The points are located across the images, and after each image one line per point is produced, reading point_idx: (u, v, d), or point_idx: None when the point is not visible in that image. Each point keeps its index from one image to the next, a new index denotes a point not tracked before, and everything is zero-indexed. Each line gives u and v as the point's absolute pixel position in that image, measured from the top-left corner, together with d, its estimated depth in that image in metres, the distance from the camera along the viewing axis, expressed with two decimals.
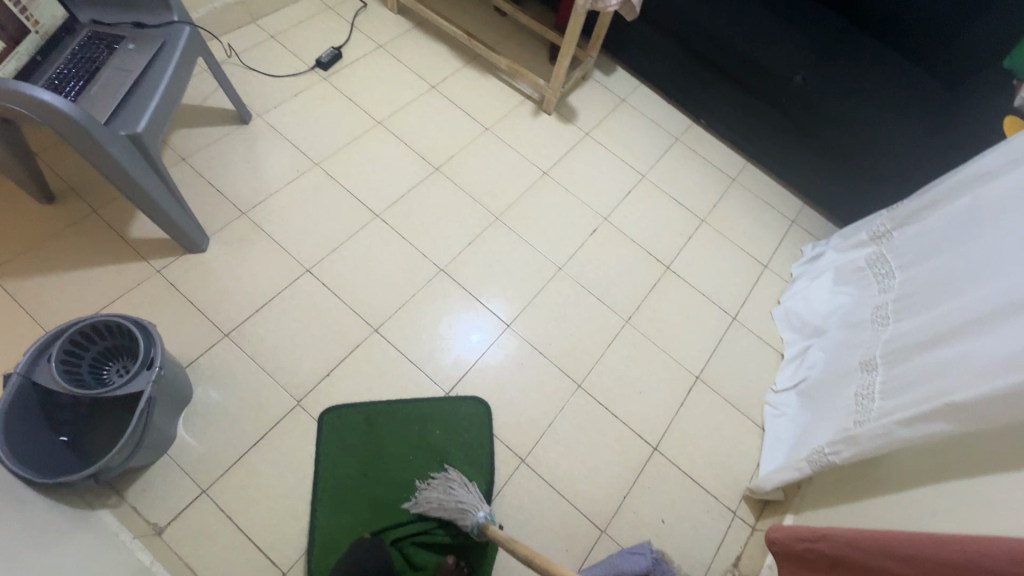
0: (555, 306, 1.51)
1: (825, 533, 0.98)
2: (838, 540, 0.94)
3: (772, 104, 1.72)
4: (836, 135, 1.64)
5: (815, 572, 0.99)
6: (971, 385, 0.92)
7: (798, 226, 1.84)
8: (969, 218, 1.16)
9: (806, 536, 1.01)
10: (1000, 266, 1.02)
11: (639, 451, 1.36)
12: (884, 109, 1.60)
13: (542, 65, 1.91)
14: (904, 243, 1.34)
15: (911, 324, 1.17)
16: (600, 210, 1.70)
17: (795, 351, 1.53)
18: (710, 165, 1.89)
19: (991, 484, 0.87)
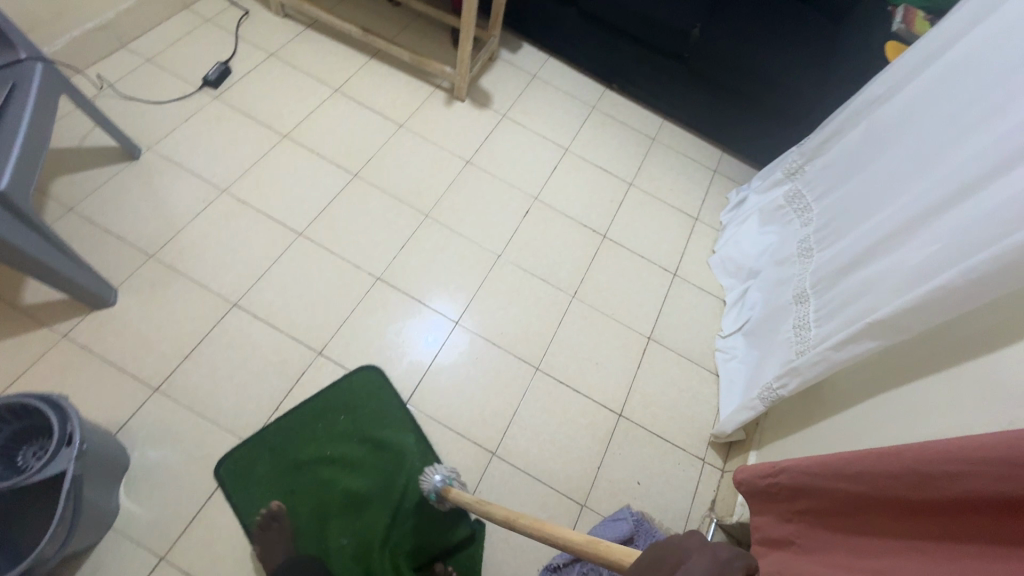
0: (499, 291, 1.49)
1: (785, 465, 0.93)
2: (800, 469, 0.89)
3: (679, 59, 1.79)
4: (739, 80, 1.69)
5: (779, 506, 0.95)
6: (888, 295, 1.01)
7: (721, 174, 1.89)
8: (868, 143, 1.32)
9: (766, 472, 0.96)
10: (898, 190, 1.16)
11: (605, 420, 1.37)
12: (778, 48, 1.66)
13: (445, 51, 1.87)
14: (816, 176, 1.49)
15: (834, 250, 1.28)
16: (529, 189, 1.69)
17: (734, 296, 1.61)
18: (630, 127, 1.91)
19: (921, 389, 0.92)
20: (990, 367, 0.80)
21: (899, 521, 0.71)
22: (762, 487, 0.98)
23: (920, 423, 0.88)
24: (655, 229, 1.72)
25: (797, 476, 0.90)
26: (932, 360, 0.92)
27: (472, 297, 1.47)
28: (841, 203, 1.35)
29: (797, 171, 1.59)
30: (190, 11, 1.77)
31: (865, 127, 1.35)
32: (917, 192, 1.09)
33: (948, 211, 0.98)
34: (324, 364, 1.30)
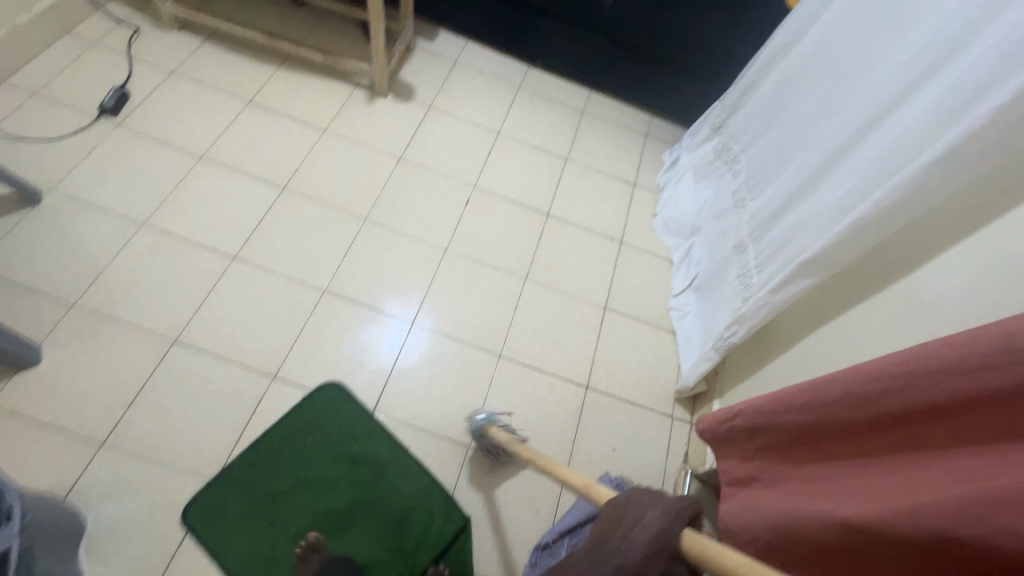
0: (452, 285, 1.48)
1: (739, 407, 0.96)
2: (751, 410, 0.93)
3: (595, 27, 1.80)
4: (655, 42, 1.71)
5: (739, 448, 0.99)
6: (818, 234, 1.06)
7: (653, 137, 1.92)
8: (782, 90, 1.37)
9: (722, 418, 1.01)
10: (815, 132, 1.21)
11: (574, 394, 1.39)
12: (688, 7, 1.69)
13: (359, 47, 1.80)
14: (740, 127, 1.54)
15: (765, 197, 1.33)
16: (467, 178, 1.66)
17: (680, 254, 1.65)
18: (558, 102, 1.91)
19: (855, 316, 0.97)
20: (915, 288, 0.85)
21: (845, 443, 0.76)
22: (723, 433, 1.02)
23: (858, 347, 0.94)
24: (597, 200, 1.74)
25: (751, 417, 0.93)
26: (864, 289, 0.97)
27: (426, 294, 1.45)
28: (766, 151, 1.40)
29: (722, 125, 1.63)
30: (75, 36, 1.63)
31: (779, 74, 1.39)
32: (831, 132, 1.13)
33: (861, 145, 1.03)
34: (281, 386, 1.26)
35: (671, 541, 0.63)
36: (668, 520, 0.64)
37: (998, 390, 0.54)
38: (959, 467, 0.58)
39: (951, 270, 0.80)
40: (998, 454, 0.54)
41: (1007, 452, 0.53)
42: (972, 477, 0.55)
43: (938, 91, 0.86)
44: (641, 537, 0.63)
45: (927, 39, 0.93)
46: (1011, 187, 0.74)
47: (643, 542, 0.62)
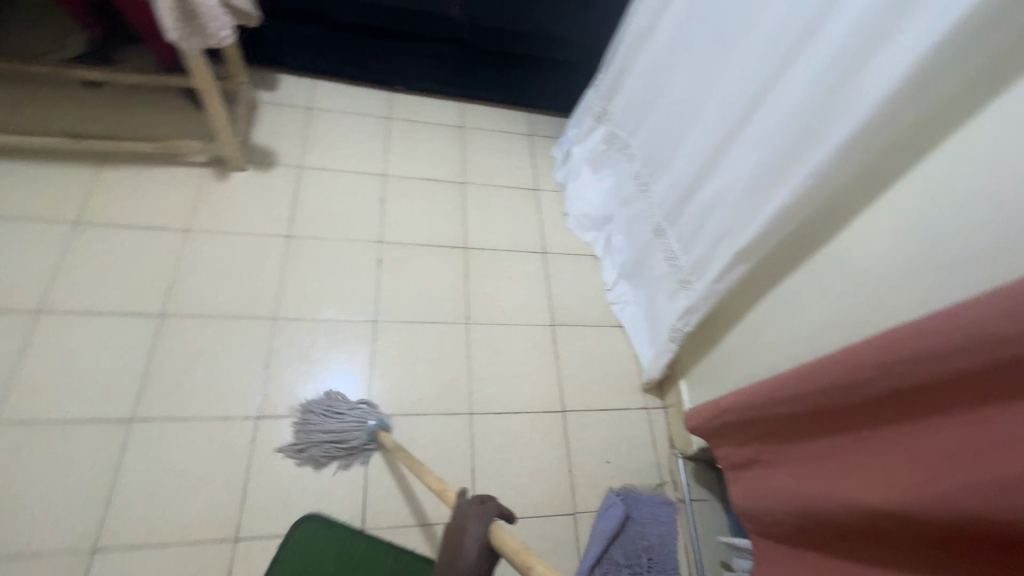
0: (395, 357, 1.36)
1: (731, 402, 1.02)
2: (742, 403, 0.98)
3: (450, 40, 1.71)
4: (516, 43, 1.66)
5: (736, 437, 1.04)
6: (739, 215, 1.11)
7: (537, 135, 1.90)
8: (655, 73, 1.41)
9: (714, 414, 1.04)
10: (701, 112, 1.25)
11: (555, 424, 1.37)
12: None
13: (193, 119, 1.54)
14: (622, 113, 1.56)
15: (670, 180, 1.37)
16: (369, 235, 1.52)
17: (601, 247, 1.68)
18: (434, 124, 1.81)
19: (795, 283, 1.04)
20: (844, 252, 0.92)
21: (838, 422, 0.81)
22: (717, 425, 1.06)
23: (807, 313, 1.00)
24: (507, 217, 1.69)
25: (744, 409, 0.98)
26: (794, 257, 1.04)
27: (365, 377, 1.32)
28: (655, 134, 1.43)
29: (604, 113, 1.65)
30: None
31: (647, 59, 1.43)
32: (718, 111, 1.18)
33: (752, 123, 1.08)
34: (249, 546, 1.08)
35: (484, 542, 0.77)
36: (481, 524, 0.79)
37: (980, 367, 0.60)
38: (957, 438, 0.63)
39: (871, 233, 0.87)
40: (992, 423, 0.60)
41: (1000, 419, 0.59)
42: (976, 450, 0.60)
43: (813, 69, 0.92)
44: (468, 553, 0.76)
45: (787, 19, 0.98)
46: (908, 153, 0.82)
47: (474, 550, 0.77)
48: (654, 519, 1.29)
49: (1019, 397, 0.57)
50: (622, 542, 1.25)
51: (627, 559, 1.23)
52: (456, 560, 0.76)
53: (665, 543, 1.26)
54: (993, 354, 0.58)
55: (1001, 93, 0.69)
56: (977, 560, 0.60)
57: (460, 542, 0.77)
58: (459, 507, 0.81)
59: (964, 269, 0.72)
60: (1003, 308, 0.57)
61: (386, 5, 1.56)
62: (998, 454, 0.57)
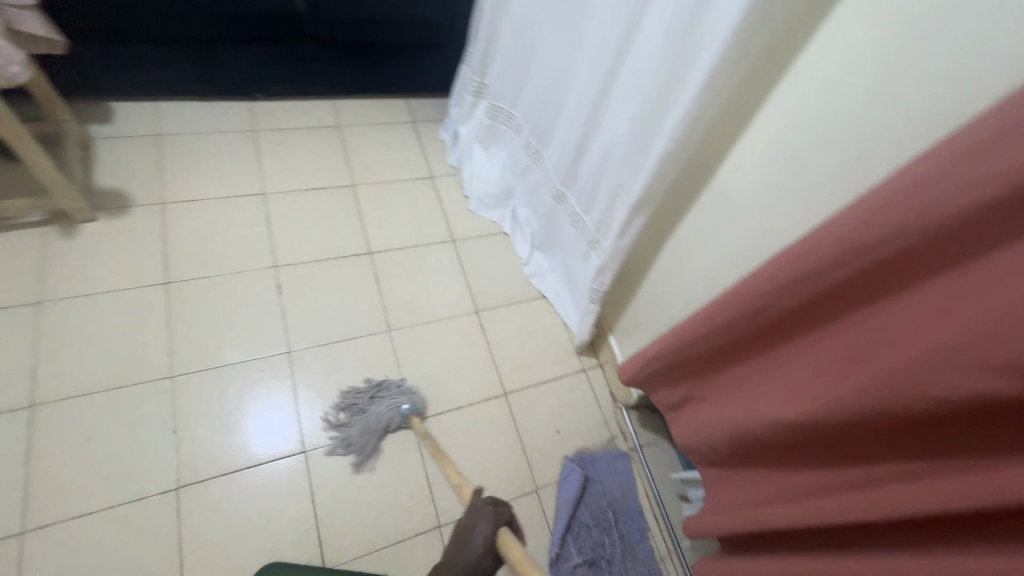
0: (320, 383, 1.28)
1: (652, 351, 1.02)
2: (663, 350, 0.99)
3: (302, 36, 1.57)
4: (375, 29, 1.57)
5: (664, 382, 1.06)
6: (628, 168, 1.12)
7: (421, 121, 1.82)
8: (524, 39, 1.38)
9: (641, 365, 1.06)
10: (575, 71, 1.25)
11: (500, 409, 1.36)
12: None
13: (13, 173, 1.32)
14: (500, 85, 1.52)
15: (559, 144, 1.36)
16: (261, 262, 1.40)
17: (508, 223, 1.66)
18: (308, 129, 1.68)
19: (691, 224, 1.08)
20: (726, 186, 0.97)
21: (751, 348, 0.85)
22: (646, 375, 1.07)
23: (706, 251, 1.05)
24: (408, 211, 1.62)
25: (665, 356, 0.99)
26: (685, 199, 1.07)
27: (314, 408, 1.25)
28: (535, 101, 1.42)
29: (482, 87, 1.60)
30: None
31: (513, 26, 1.39)
32: (590, 68, 1.18)
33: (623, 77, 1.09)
34: None
35: None
36: None
37: (859, 272, 0.64)
38: (852, 338, 0.69)
39: (746, 165, 0.91)
40: (880, 317, 0.65)
41: (883, 315, 0.65)
42: (871, 345, 0.66)
43: (665, 15, 0.93)
44: None
45: None
46: (763, 83, 0.85)
47: None
48: (611, 473, 1.33)
49: (895, 291, 0.63)
50: (587, 504, 1.28)
51: (595, 518, 1.27)
52: None
53: (625, 492, 1.31)
54: (868, 258, 0.62)
55: (830, 12, 0.73)
56: (893, 442, 0.66)
57: None
58: None
59: (830, 184, 0.78)
60: (866, 216, 0.60)
61: (219, 8, 1.40)
62: (891, 346, 0.63)
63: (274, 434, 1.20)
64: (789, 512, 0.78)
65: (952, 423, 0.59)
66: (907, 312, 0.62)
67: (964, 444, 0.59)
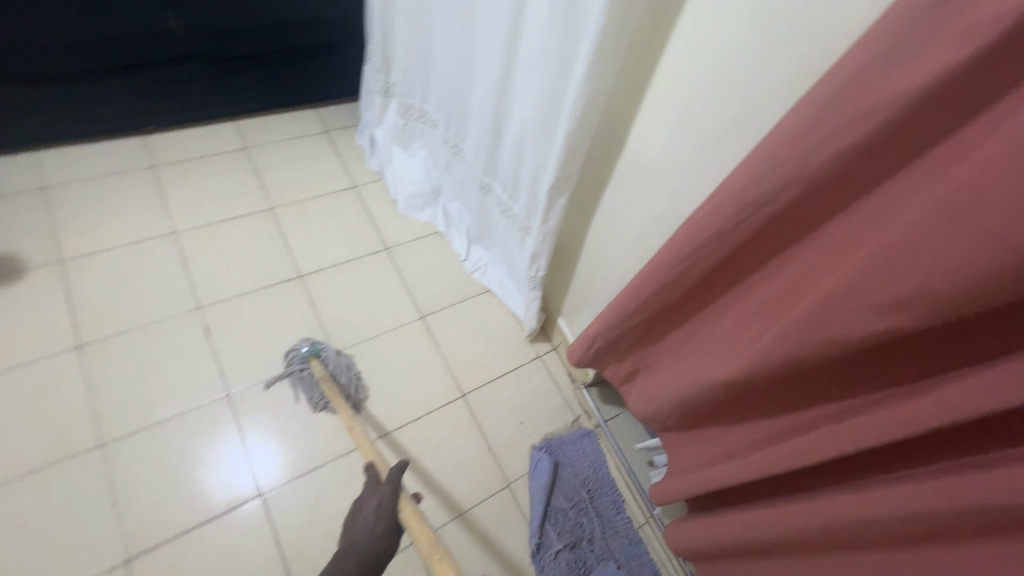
0: (268, 421, 1.22)
1: (594, 331, 0.96)
2: (603, 324, 0.93)
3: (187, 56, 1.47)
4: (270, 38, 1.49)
5: (609, 358, 1.01)
6: (542, 150, 1.10)
7: (334, 129, 1.75)
8: (420, 31, 1.32)
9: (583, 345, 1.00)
10: (475, 59, 1.21)
11: (460, 411, 1.34)
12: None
13: None
14: (405, 81, 1.46)
15: (474, 135, 1.32)
16: (182, 305, 1.32)
17: (441, 221, 1.61)
18: (213, 155, 1.58)
19: (613, 197, 1.07)
20: (638, 156, 0.96)
21: (680, 315, 0.83)
22: (590, 355, 1.02)
23: (631, 221, 1.05)
24: (334, 225, 1.55)
25: (607, 334, 0.95)
26: (603, 173, 1.07)
27: (268, 442, 1.20)
28: (443, 94, 1.37)
29: (389, 86, 1.53)
30: None
31: (406, 19, 1.33)
32: (488, 53, 1.14)
33: (521, 59, 1.06)
34: None
35: (383, 513, 0.82)
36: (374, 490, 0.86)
37: (760, 229, 0.63)
38: (768, 292, 0.68)
39: (652, 132, 0.91)
40: (786, 269, 0.65)
41: (790, 264, 0.65)
42: (785, 296, 0.66)
43: None
44: (368, 525, 0.81)
45: None
46: (652, 48, 0.84)
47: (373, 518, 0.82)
48: (580, 453, 1.34)
49: (796, 239, 0.63)
50: (561, 489, 1.28)
51: (570, 500, 1.27)
52: (358, 532, 0.81)
53: (597, 469, 1.32)
54: (764, 215, 0.61)
55: None
56: (821, 384, 0.67)
57: (363, 518, 0.82)
58: (369, 482, 0.88)
59: (729, 141, 0.78)
60: (752, 175, 0.58)
61: (87, 35, 1.27)
62: (802, 296, 0.63)
63: (244, 474, 1.16)
64: (738, 467, 0.79)
65: (871, 357, 0.60)
66: (812, 258, 0.62)
67: (882, 376, 0.60)
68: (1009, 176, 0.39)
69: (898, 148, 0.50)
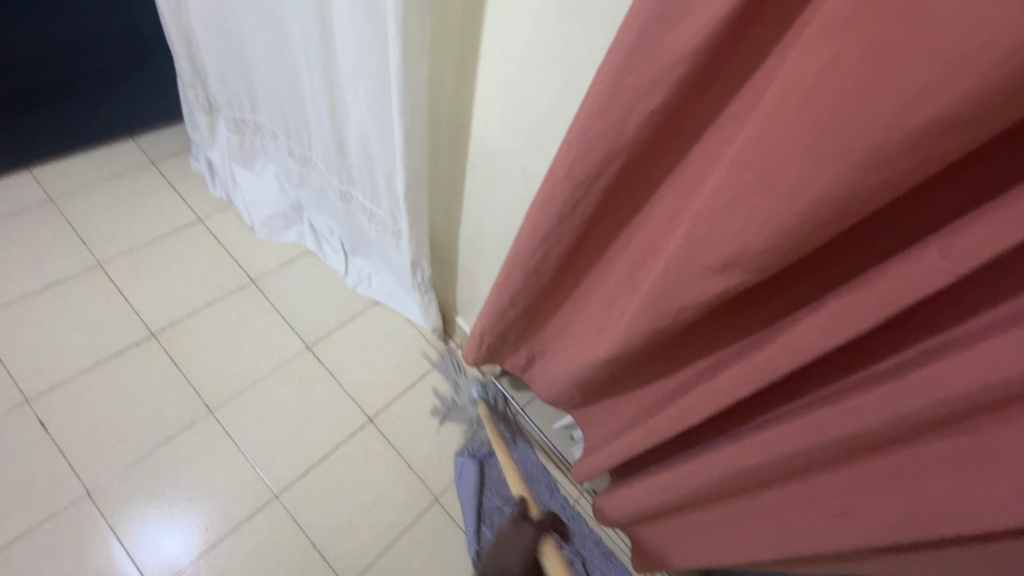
0: (146, 508, 1.07)
1: (478, 331, 0.86)
2: (487, 317, 0.82)
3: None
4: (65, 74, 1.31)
5: (504, 350, 0.91)
6: (387, 148, 1.01)
7: (161, 159, 1.53)
8: (227, 35, 1.16)
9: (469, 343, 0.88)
10: (294, 59, 1.08)
11: (371, 437, 1.25)
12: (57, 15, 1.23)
13: None
14: (227, 94, 1.29)
15: (318, 142, 1.20)
16: (4, 403, 1.10)
17: (310, 239, 1.47)
18: (11, 217, 1.33)
19: (472, 184, 1.01)
20: (483, 140, 0.91)
21: (556, 300, 0.79)
22: (480, 353, 0.92)
23: (495, 207, 1.00)
24: (184, 268, 1.37)
25: (491, 333, 0.86)
26: (457, 162, 1.00)
27: (170, 520, 1.07)
28: (273, 101, 1.22)
29: (211, 102, 1.35)
30: None
31: (205, 23, 1.16)
32: (305, 51, 1.02)
33: (340, 53, 0.96)
34: None
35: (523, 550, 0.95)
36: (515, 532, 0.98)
37: (597, 205, 0.59)
38: (626, 264, 0.66)
39: (491, 114, 0.86)
40: (636, 236, 0.63)
41: (639, 232, 0.62)
42: (639, 267, 0.64)
43: None
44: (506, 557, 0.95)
45: None
46: (467, 27, 0.79)
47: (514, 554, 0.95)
48: (505, 447, 1.30)
49: (635, 208, 0.60)
50: (492, 489, 1.23)
51: (503, 497, 1.22)
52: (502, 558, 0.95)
53: (525, 460, 1.30)
54: (597, 190, 0.57)
55: None
56: (692, 343, 0.66)
57: (504, 549, 0.96)
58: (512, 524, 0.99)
59: (561, 114, 0.75)
60: (573, 154, 0.54)
61: None
62: (653, 263, 0.61)
63: (158, 556, 1.03)
64: (635, 437, 0.77)
65: (727, 312, 0.59)
66: (655, 224, 0.60)
67: (738, 325, 0.59)
68: (794, 127, 0.38)
69: (700, 98, 0.48)
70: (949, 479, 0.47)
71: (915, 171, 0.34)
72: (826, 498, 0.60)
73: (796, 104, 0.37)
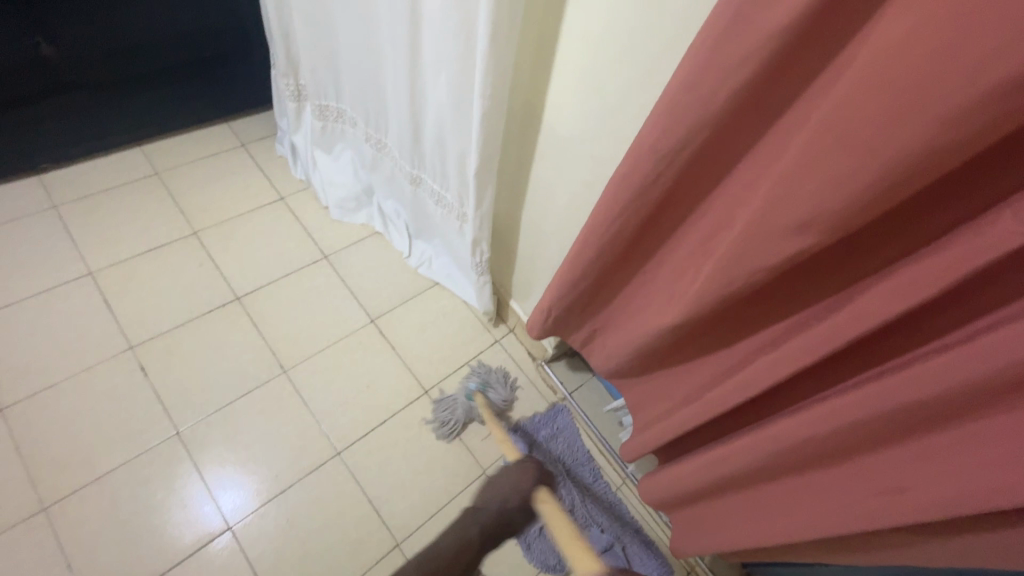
0: (226, 453, 1.18)
1: (549, 300, 0.90)
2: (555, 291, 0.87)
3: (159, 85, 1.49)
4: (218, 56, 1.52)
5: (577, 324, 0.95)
6: (462, 133, 1.08)
7: (250, 143, 1.67)
8: (320, 28, 1.27)
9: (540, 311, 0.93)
10: (382, 48, 1.17)
11: (425, 407, 1.32)
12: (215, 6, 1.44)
13: None
14: (316, 84, 1.40)
15: (396, 128, 1.28)
16: (112, 348, 1.25)
17: (378, 221, 1.57)
18: (122, 187, 1.49)
19: (540, 172, 1.07)
20: (554, 128, 0.97)
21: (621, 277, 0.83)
22: (550, 324, 0.96)
23: (561, 194, 1.05)
24: (264, 240, 1.49)
25: (561, 301, 0.88)
26: (527, 149, 1.06)
27: (242, 467, 1.17)
28: (357, 90, 1.32)
29: (301, 91, 1.47)
30: None
31: (302, 17, 1.27)
32: (393, 42, 1.11)
33: (426, 44, 1.04)
34: None
35: None
36: None
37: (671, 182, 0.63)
38: (694, 240, 0.70)
39: (565, 104, 0.91)
40: (705, 213, 0.67)
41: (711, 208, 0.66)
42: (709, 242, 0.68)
43: None
44: None
45: None
46: (550, 20, 0.85)
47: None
48: (555, 430, 1.35)
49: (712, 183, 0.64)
50: None
51: None
52: None
53: (571, 444, 1.34)
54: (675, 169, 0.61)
55: None
56: (754, 320, 0.69)
57: None
58: None
59: (635, 104, 0.80)
60: None
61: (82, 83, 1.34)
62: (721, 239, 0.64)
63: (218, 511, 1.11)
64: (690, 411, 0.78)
65: (787, 280, 0.62)
66: (728, 201, 0.64)
67: (801, 299, 0.62)
68: (868, 99, 0.42)
69: (782, 80, 0.52)
70: (998, 452, 0.49)
71: (986, 134, 0.37)
72: (876, 474, 0.62)
73: (879, 79, 0.41)
